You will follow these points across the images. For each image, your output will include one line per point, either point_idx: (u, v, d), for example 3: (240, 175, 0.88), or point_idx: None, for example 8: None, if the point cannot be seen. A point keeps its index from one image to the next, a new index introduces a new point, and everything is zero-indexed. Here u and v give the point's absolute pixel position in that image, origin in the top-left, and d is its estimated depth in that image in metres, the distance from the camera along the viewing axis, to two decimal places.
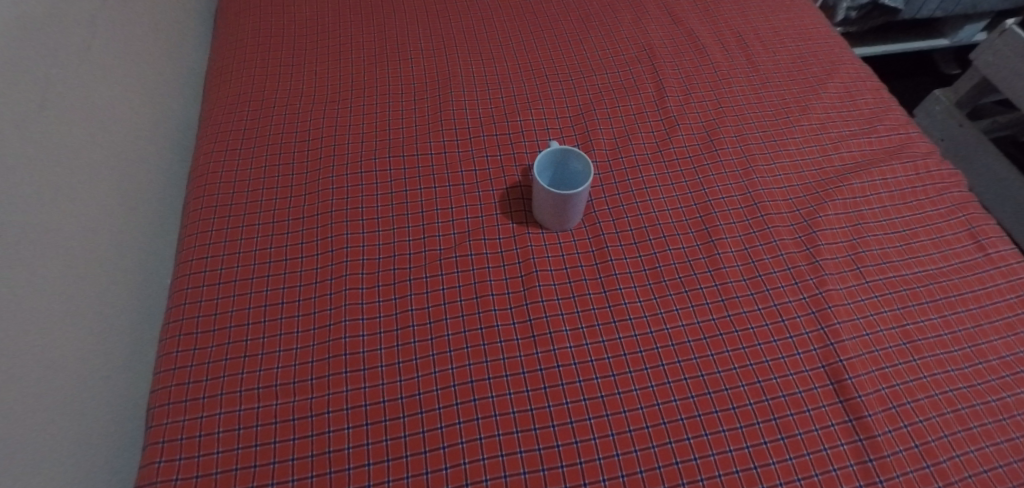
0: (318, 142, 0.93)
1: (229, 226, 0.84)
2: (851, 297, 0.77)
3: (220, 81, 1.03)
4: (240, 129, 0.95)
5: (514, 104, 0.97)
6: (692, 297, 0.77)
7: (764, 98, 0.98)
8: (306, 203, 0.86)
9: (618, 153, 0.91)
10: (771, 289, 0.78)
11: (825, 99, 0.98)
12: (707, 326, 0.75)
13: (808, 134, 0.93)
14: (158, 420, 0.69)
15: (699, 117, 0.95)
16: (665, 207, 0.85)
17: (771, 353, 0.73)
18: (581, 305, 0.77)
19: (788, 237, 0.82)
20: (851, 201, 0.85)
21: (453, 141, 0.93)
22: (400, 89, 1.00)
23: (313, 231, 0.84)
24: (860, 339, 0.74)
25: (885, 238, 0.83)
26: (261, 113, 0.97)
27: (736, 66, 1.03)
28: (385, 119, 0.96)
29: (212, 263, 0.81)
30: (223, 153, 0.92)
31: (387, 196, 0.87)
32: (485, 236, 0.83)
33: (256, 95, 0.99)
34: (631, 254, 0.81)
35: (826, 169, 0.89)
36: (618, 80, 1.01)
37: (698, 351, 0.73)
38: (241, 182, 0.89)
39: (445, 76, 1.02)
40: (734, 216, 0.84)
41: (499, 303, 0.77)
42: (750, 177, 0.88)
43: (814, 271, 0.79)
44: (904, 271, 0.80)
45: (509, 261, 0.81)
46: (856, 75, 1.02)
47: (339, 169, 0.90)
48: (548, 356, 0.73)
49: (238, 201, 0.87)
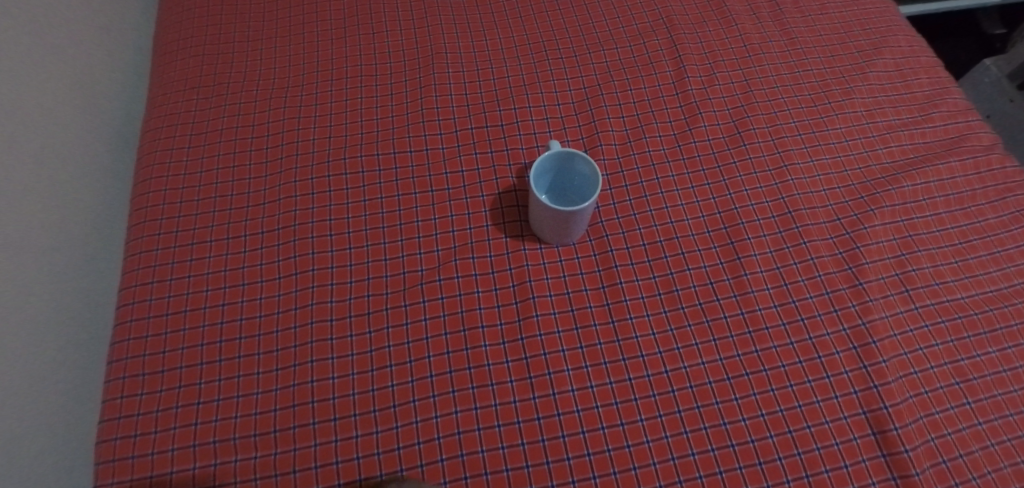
0: (280, 137, 0.80)
1: (178, 243, 0.72)
2: (898, 327, 0.67)
3: (166, 63, 0.88)
4: (188, 122, 0.81)
5: (508, 87, 0.83)
6: (714, 329, 0.67)
7: (802, 78, 0.83)
8: (266, 214, 0.74)
9: (630, 149, 0.78)
10: (806, 318, 0.67)
11: (872, 79, 0.83)
12: (731, 365, 0.65)
13: (852, 123, 0.80)
14: (101, 481, 0.60)
15: (725, 102, 0.82)
16: (685, 216, 0.74)
17: (804, 396, 0.63)
18: (585, 339, 0.66)
19: (826, 253, 0.71)
20: (900, 207, 0.74)
21: (436, 134, 0.80)
22: (373, 71, 0.86)
23: (274, 249, 0.72)
24: (907, 378, 0.64)
25: (938, 253, 0.72)
26: (212, 103, 0.83)
27: (769, 39, 0.88)
28: (355, 109, 0.82)
29: (159, 289, 0.69)
30: (169, 152, 0.79)
31: (359, 204, 0.75)
32: (475, 253, 0.71)
33: (206, 80, 0.85)
34: (643, 275, 0.70)
35: (873, 168, 0.77)
36: (630, 56, 0.86)
37: (721, 394, 0.63)
38: (190, 189, 0.76)
39: (426, 54, 0.87)
40: (764, 227, 0.72)
41: (490, 338, 0.66)
42: (783, 179, 0.75)
43: (857, 296, 0.68)
44: (959, 294, 0.69)
45: (501, 284, 0.69)
46: (908, 48, 0.87)
47: (303, 170, 0.77)
48: (547, 402, 0.63)
49: (188, 213, 0.75)
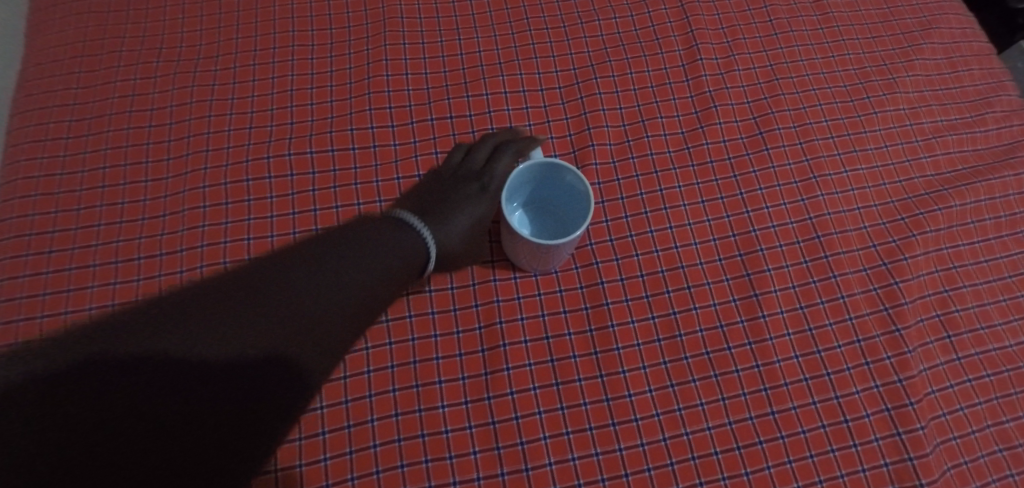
0: (186, 125, 0.63)
1: (51, 267, 0.55)
2: (937, 382, 0.56)
3: (37, 22, 0.69)
4: (65, 104, 0.63)
5: (479, 67, 0.68)
6: (723, 385, 0.55)
7: (836, 65, 0.69)
8: (167, 229, 0.58)
9: (627, 150, 0.64)
10: (831, 373, 0.56)
11: (917, 68, 0.70)
12: (741, 430, 0.53)
13: (892, 124, 0.67)
14: None
15: (745, 92, 0.67)
16: (692, 239, 0.61)
17: (826, 469, 0.52)
18: (567, 397, 0.54)
19: (858, 289, 0.59)
20: (945, 232, 0.62)
21: (386, 126, 0.64)
22: (308, 40, 0.69)
23: (175, 276, 0.56)
24: (945, 446, 0.54)
25: (985, 288, 0.60)
26: (98, 78, 0.65)
27: (798, 12, 0.72)
28: (285, 90, 0.66)
29: (25, 330, 0.52)
30: (40, 145, 0.61)
31: (289, 218, 0.59)
32: (431, 286, 0.58)
33: (91, 45, 0.67)
34: (639, 314, 0.57)
35: (914, 181, 0.64)
36: (631, 30, 0.70)
37: (729, 468, 0.52)
38: (68, 194, 0.59)
39: (378, 19, 0.70)
40: (786, 256, 0.60)
41: (450, 395, 0.53)
42: (811, 193, 0.63)
43: (893, 345, 0.57)
44: (1007, 341, 0.59)
45: (465, 326, 0.56)
46: (959, 31, 0.73)
47: (214, 172, 0.60)
48: (518, 479, 0.50)
49: (64, 227, 0.57)
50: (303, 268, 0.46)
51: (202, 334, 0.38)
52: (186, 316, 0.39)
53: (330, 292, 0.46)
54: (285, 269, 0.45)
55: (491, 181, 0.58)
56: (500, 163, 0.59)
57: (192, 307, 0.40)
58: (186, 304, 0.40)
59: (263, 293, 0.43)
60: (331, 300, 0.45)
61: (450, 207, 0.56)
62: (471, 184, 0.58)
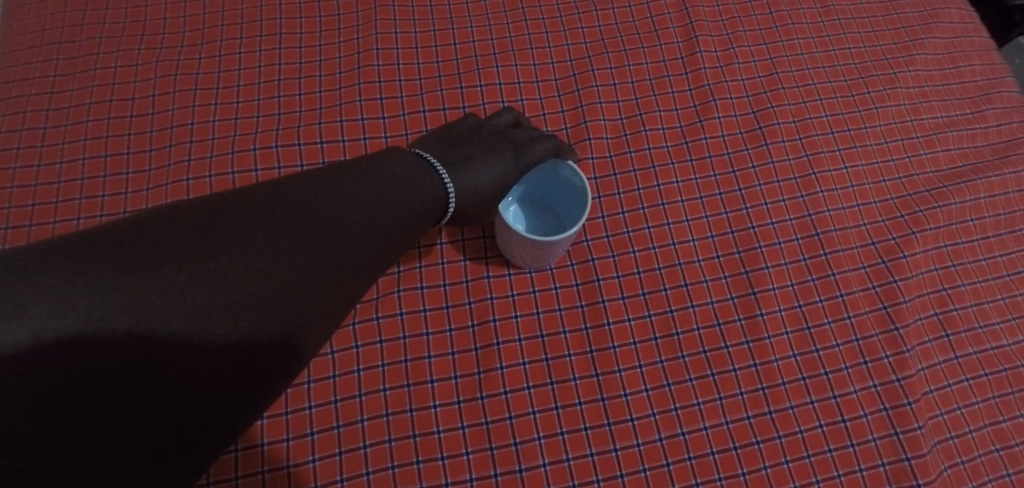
0: (168, 115, 0.61)
1: None
2: (934, 382, 0.56)
3: (15, 9, 0.68)
4: (43, 93, 0.62)
5: (474, 58, 0.66)
6: (720, 385, 0.54)
7: (837, 59, 0.68)
8: None
9: (624, 144, 0.63)
10: (829, 373, 0.55)
11: (919, 63, 0.69)
12: (738, 430, 0.53)
13: (892, 119, 0.66)
14: None
15: (744, 86, 0.66)
16: (690, 236, 0.60)
17: (823, 470, 0.51)
18: (562, 397, 0.53)
19: (857, 287, 0.58)
20: (944, 230, 0.61)
21: (377, 117, 0.62)
22: (296, 27, 0.67)
23: None
24: (942, 445, 0.54)
25: (984, 287, 0.60)
26: (76, 66, 0.64)
27: (799, 5, 0.71)
28: (272, 79, 0.64)
29: None
30: (17, 135, 0.60)
31: None
32: (423, 283, 0.56)
33: (70, 32, 0.65)
34: (636, 312, 0.56)
35: (914, 178, 0.63)
36: (629, 21, 0.69)
37: (725, 469, 0.51)
38: (46, 187, 0.57)
39: (368, 7, 0.69)
40: (785, 253, 0.59)
41: (442, 395, 0.52)
42: (811, 189, 0.62)
43: (892, 344, 0.56)
44: (1005, 340, 0.58)
45: (457, 324, 0.55)
46: (961, 26, 0.72)
47: (197, 164, 0.59)
48: (511, 480, 0.49)
49: (41, 220, 0.56)
50: (313, 210, 0.41)
51: (122, 298, 0.32)
52: (102, 274, 0.32)
53: (339, 253, 0.41)
54: (291, 207, 0.41)
55: (526, 157, 0.55)
56: (540, 145, 0.56)
57: (124, 257, 0.33)
58: (117, 254, 0.33)
59: (265, 234, 0.38)
60: (328, 259, 0.41)
61: (476, 166, 0.53)
62: (506, 150, 0.55)
